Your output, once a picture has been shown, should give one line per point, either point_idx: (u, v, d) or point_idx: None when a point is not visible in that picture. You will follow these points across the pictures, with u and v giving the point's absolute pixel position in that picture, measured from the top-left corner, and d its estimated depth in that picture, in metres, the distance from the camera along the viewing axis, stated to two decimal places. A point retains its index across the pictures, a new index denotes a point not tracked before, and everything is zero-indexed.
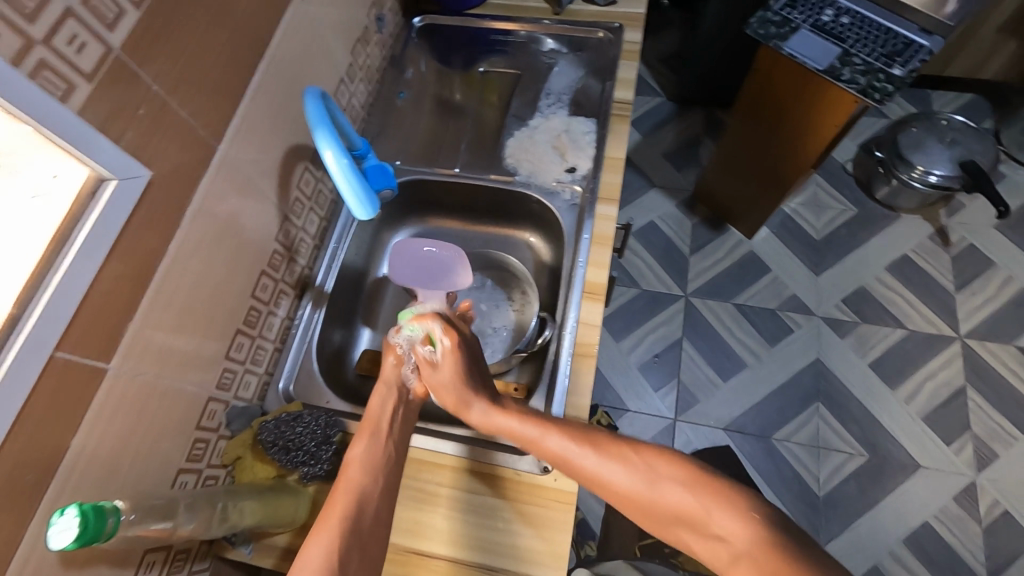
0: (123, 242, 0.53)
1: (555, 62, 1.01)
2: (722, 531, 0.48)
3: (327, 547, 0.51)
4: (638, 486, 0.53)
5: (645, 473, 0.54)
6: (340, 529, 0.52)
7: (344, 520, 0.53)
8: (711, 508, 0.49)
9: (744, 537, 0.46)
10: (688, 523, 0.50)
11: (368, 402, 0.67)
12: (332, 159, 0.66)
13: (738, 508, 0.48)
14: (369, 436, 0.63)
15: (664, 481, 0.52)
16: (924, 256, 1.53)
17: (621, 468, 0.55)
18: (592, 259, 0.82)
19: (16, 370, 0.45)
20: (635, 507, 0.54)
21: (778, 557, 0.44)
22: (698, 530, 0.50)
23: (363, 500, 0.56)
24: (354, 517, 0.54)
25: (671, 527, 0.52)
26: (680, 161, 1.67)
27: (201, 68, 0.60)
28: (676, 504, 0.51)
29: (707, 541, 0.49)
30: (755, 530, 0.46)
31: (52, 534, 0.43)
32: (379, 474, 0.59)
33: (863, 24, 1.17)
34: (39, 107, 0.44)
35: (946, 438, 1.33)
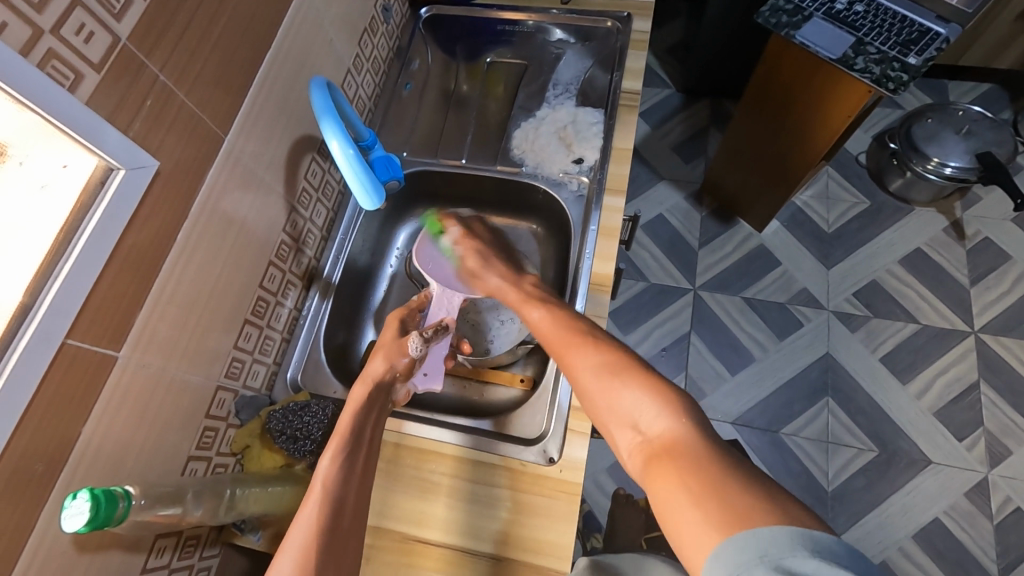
0: (132, 232, 0.54)
1: (562, 52, 1.01)
2: (646, 428, 0.51)
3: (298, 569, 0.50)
4: (593, 372, 0.58)
5: (603, 367, 0.58)
6: (320, 527, 0.54)
7: (326, 517, 0.54)
8: (643, 404, 0.52)
9: (667, 438, 0.49)
10: (623, 418, 0.53)
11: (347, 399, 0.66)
12: (338, 149, 0.66)
13: (670, 411, 0.50)
14: (342, 447, 0.61)
15: (613, 378, 0.56)
16: (937, 250, 1.50)
17: (585, 358, 0.59)
18: (598, 251, 0.82)
19: (26, 359, 0.46)
20: (584, 395, 0.58)
21: (702, 464, 0.44)
22: (625, 422, 0.53)
23: (342, 495, 0.57)
24: (336, 516, 0.55)
25: (605, 416, 0.56)
26: (689, 153, 1.66)
27: (207, 58, 0.60)
28: (616, 396, 0.55)
29: (630, 435, 0.52)
30: (679, 433, 0.48)
31: (64, 518, 0.45)
32: (354, 487, 0.58)
33: (878, 11, 1.14)
34: (48, 96, 0.45)
35: (958, 433, 1.32)
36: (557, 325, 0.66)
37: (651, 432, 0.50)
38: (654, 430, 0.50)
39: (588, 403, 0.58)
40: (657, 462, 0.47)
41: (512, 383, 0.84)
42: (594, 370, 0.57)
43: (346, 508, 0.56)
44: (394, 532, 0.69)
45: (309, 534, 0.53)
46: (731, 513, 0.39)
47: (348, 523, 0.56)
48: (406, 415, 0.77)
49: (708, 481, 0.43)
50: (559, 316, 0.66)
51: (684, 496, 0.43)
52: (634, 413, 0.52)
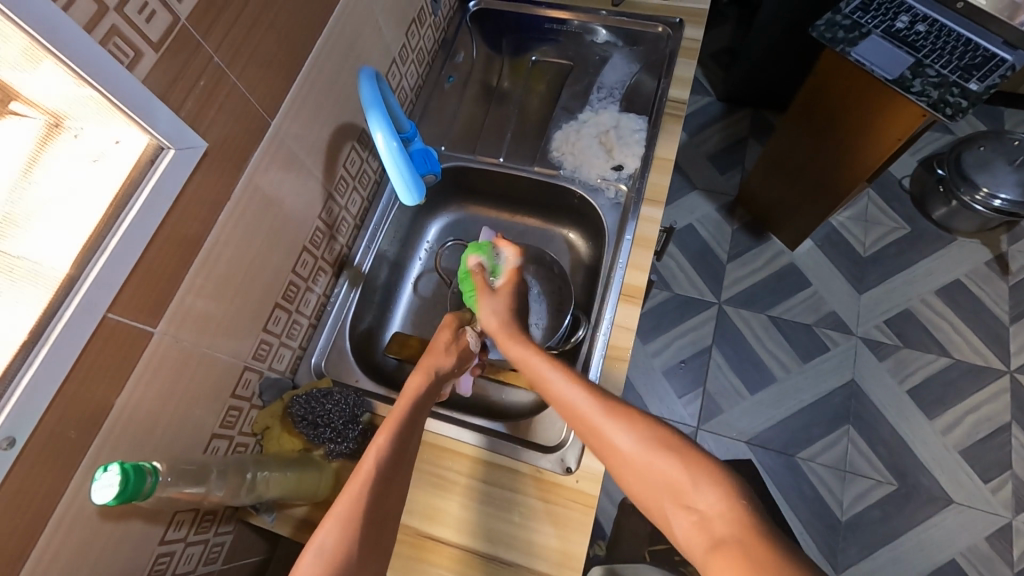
0: (177, 210, 0.55)
1: (609, 55, 0.99)
2: (704, 508, 0.47)
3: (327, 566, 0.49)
4: (636, 445, 0.53)
5: (648, 439, 0.53)
6: (350, 537, 0.51)
7: (361, 514, 0.53)
8: (698, 482, 0.48)
9: (726, 519, 0.45)
10: (672, 493, 0.49)
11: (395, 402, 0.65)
12: (382, 141, 0.65)
13: (728, 490, 0.47)
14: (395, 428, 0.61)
15: (660, 450, 0.52)
16: (978, 283, 1.45)
17: (628, 428, 0.55)
18: (632, 261, 0.81)
19: (70, 329, 0.47)
20: (623, 464, 0.54)
21: (767, 549, 0.42)
22: (678, 501, 0.49)
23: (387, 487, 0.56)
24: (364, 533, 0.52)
25: (655, 493, 0.51)
26: (725, 164, 1.62)
27: (258, 41, 0.60)
28: (666, 472, 0.50)
29: (685, 516, 0.48)
30: (738, 514, 0.45)
31: (95, 488, 0.45)
32: (400, 471, 0.58)
33: (940, 33, 1.10)
34: (107, 73, 0.45)
35: (983, 475, 1.27)
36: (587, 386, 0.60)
37: (709, 512, 0.46)
38: (712, 510, 0.46)
39: (632, 477, 0.53)
40: (718, 545, 0.44)
41: (532, 388, 0.82)
42: (638, 442, 0.53)
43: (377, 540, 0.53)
44: (406, 525, 0.69)
45: (342, 520, 0.52)
46: None
47: (389, 517, 0.56)
48: None
49: (768, 567, 0.40)
50: (587, 379, 0.60)
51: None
52: (688, 492, 0.48)
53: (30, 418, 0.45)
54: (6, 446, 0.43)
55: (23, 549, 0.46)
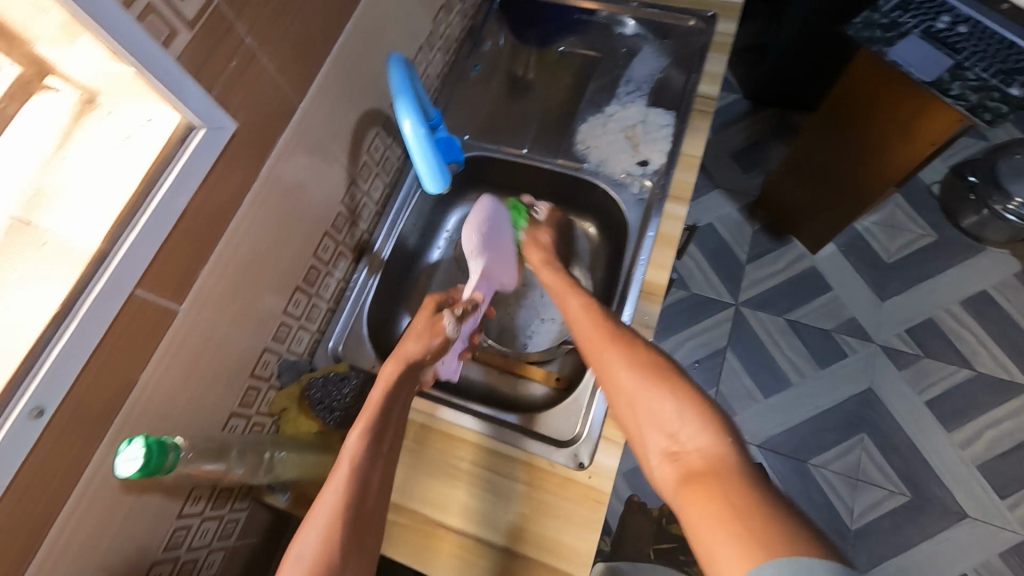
0: (205, 189, 0.55)
1: (638, 48, 0.97)
2: (684, 440, 0.51)
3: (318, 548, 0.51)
4: (633, 374, 0.57)
5: (645, 371, 0.57)
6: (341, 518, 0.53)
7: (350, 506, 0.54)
8: (684, 415, 0.52)
9: (704, 451, 0.49)
10: (659, 422, 0.53)
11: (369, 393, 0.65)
12: (409, 128, 0.66)
13: (712, 425, 0.51)
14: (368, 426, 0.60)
15: (654, 384, 0.55)
16: (1005, 295, 1.41)
17: (628, 361, 0.58)
18: (654, 258, 0.80)
19: (99, 303, 0.47)
20: (618, 392, 0.58)
21: (742, 483, 0.45)
22: (662, 431, 0.53)
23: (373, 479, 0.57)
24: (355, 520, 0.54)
25: (641, 422, 0.55)
26: (749, 163, 1.59)
27: (289, 23, 0.60)
28: (656, 404, 0.54)
29: (664, 444, 0.52)
30: (718, 449, 0.49)
31: (119, 461, 0.46)
32: (379, 462, 0.59)
33: (982, 34, 1.06)
34: (143, 50, 0.45)
35: (1001, 490, 1.25)
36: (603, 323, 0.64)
37: (688, 445, 0.50)
38: (693, 443, 0.50)
39: (625, 404, 0.57)
40: (691, 473, 0.48)
41: (546, 381, 0.83)
42: (635, 371, 0.57)
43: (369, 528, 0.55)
44: (416, 512, 0.69)
45: (326, 528, 0.52)
46: (757, 531, 0.40)
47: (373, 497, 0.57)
48: (438, 398, 0.78)
49: (738, 495, 0.44)
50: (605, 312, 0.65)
51: (712, 507, 0.44)
52: (673, 424, 0.52)
53: (59, 390, 0.46)
54: (35, 416, 0.45)
55: (48, 517, 0.47)
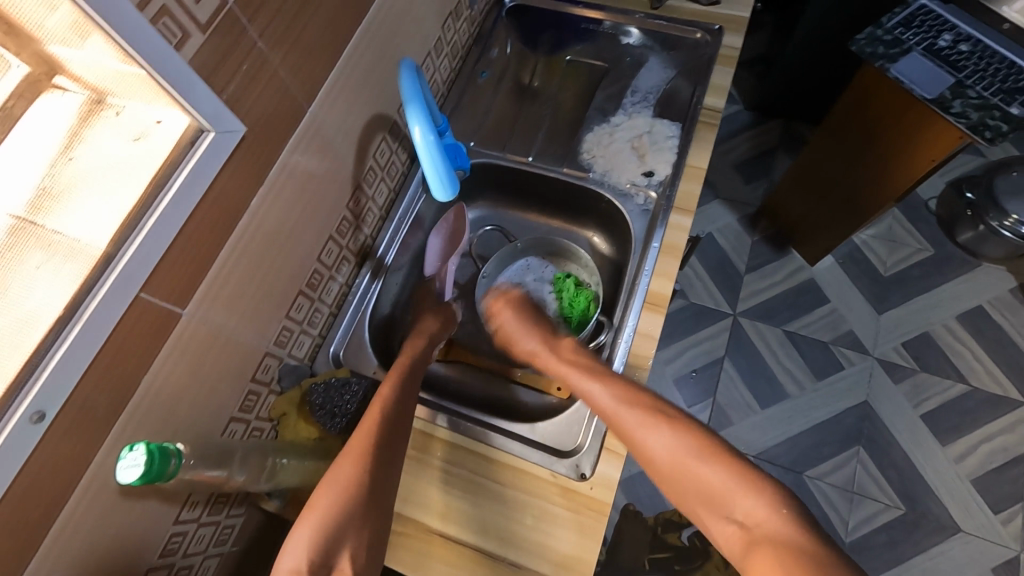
0: (214, 192, 0.55)
1: (645, 58, 0.97)
2: (744, 517, 0.54)
3: (355, 471, 0.60)
4: (677, 456, 0.60)
5: (689, 448, 0.60)
6: (362, 477, 0.60)
7: (370, 450, 0.61)
8: (738, 490, 0.55)
9: (767, 526, 0.52)
10: (712, 501, 0.56)
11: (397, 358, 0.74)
12: (418, 135, 0.65)
13: (768, 497, 0.54)
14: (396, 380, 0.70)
15: (697, 458, 0.59)
16: (1001, 311, 1.42)
17: (663, 434, 0.61)
18: (658, 269, 0.80)
19: (103, 307, 0.47)
20: (660, 471, 0.61)
21: (813, 561, 0.47)
22: (718, 512, 0.56)
23: (387, 435, 0.64)
24: (373, 479, 0.60)
25: (697, 504, 0.58)
26: (749, 174, 1.60)
27: (301, 28, 0.59)
28: (709, 479, 0.57)
29: (725, 524, 0.55)
30: (779, 522, 0.52)
31: (120, 468, 0.46)
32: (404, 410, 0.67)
33: (984, 53, 1.07)
34: (155, 53, 0.45)
35: (995, 506, 1.25)
36: (634, 400, 0.65)
37: (748, 521, 0.53)
38: (754, 518, 0.53)
39: (675, 486, 0.59)
40: (757, 550, 0.51)
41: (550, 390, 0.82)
42: (676, 445, 0.60)
43: (386, 480, 0.61)
44: (417, 521, 0.69)
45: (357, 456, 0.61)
46: None
47: (399, 452, 0.64)
48: (439, 405, 0.77)
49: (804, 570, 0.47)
50: (615, 377, 0.68)
51: None
52: (729, 500, 0.55)
53: (62, 392, 0.45)
54: (36, 420, 0.44)
55: (45, 523, 0.47)
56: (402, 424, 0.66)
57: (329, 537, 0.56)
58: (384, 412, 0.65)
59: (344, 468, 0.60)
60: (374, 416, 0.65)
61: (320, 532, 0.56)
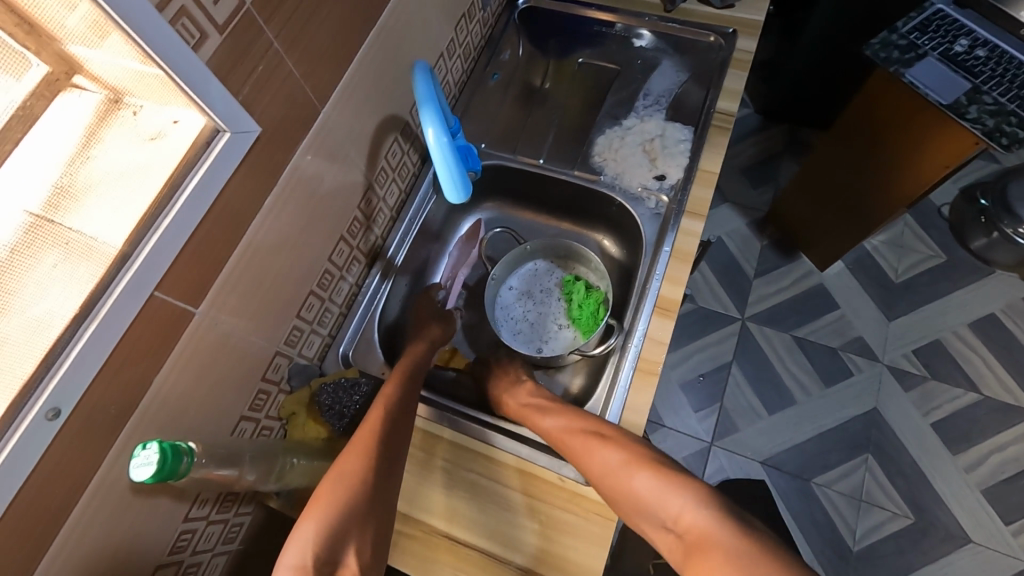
0: (228, 193, 0.55)
1: (657, 61, 0.97)
2: (677, 523, 0.57)
3: (363, 464, 0.60)
4: (618, 470, 0.62)
5: (627, 464, 0.62)
6: (368, 470, 0.60)
7: (375, 445, 0.62)
8: (673, 497, 0.58)
9: (695, 530, 0.54)
10: (651, 509, 0.59)
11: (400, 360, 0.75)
12: (432, 136, 0.65)
13: (695, 501, 0.56)
14: (401, 379, 0.70)
15: (637, 470, 0.61)
16: (1013, 319, 1.40)
17: (608, 452, 0.64)
18: (669, 274, 0.79)
19: (119, 305, 0.47)
20: (609, 488, 0.63)
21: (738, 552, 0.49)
22: (656, 522, 0.59)
23: (391, 432, 0.64)
24: (377, 471, 0.60)
25: (638, 516, 0.60)
26: (759, 178, 1.59)
27: (316, 29, 0.59)
28: (643, 491, 0.60)
29: (665, 533, 0.58)
30: (705, 520, 0.54)
31: (133, 466, 0.46)
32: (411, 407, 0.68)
33: (1001, 59, 1.06)
34: (174, 55, 0.45)
35: (1005, 516, 1.24)
36: (578, 428, 0.68)
37: (681, 527, 0.56)
38: (685, 523, 0.56)
39: (620, 502, 0.61)
40: (687, 555, 0.53)
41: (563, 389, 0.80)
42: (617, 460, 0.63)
43: (387, 476, 0.61)
44: (424, 523, 0.69)
45: (361, 450, 0.61)
46: None
47: (404, 447, 0.64)
48: (447, 407, 0.77)
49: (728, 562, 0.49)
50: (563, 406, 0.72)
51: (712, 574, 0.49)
52: (664, 509, 0.58)
53: (76, 389, 0.46)
54: (52, 417, 0.44)
55: (58, 519, 0.47)
56: (403, 422, 0.65)
57: (332, 536, 0.55)
58: (387, 409, 0.65)
59: (350, 462, 0.60)
60: (376, 416, 0.64)
61: (324, 528, 0.55)
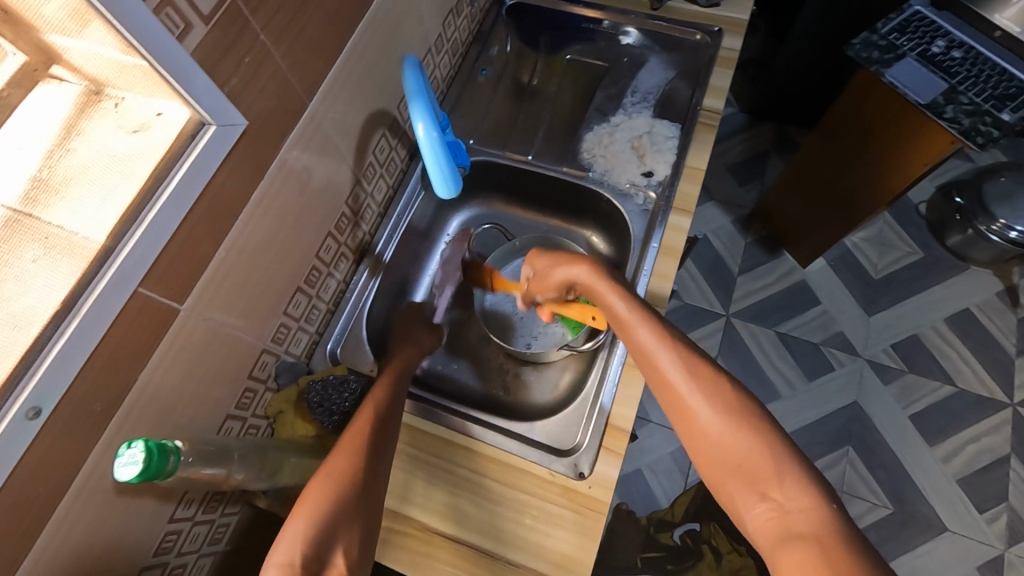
0: (214, 187, 0.54)
1: (644, 59, 0.98)
2: (784, 499, 0.47)
3: (348, 464, 0.58)
4: (719, 419, 0.52)
5: (733, 417, 0.52)
6: (356, 468, 0.58)
7: (365, 443, 0.60)
8: (781, 477, 0.48)
9: (811, 517, 0.46)
10: (750, 480, 0.49)
11: (391, 357, 0.75)
12: (421, 131, 0.65)
13: (813, 486, 0.47)
14: (392, 380, 0.70)
15: (741, 429, 0.51)
16: (987, 314, 1.44)
17: (711, 402, 0.53)
18: (657, 269, 0.80)
19: (102, 302, 0.46)
20: (698, 434, 0.53)
21: (846, 551, 0.42)
22: (754, 488, 0.49)
23: (382, 432, 0.63)
24: (367, 471, 0.59)
25: (728, 477, 0.50)
26: (744, 176, 1.61)
27: (304, 22, 0.59)
28: (746, 453, 0.50)
29: (760, 505, 0.48)
30: (816, 514, 0.46)
31: (117, 466, 0.45)
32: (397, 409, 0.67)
33: (976, 60, 1.09)
34: (159, 45, 0.44)
35: (980, 505, 1.27)
36: (679, 357, 0.57)
37: (788, 506, 0.47)
38: (794, 504, 0.47)
39: (709, 454, 0.52)
40: (792, 540, 0.45)
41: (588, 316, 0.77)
42: (718, 406, 0.53)
43: (377, 475, 0.59)
44: (414, 519, 0.69)
45: (350, 449, 0.60)
46: None
47: (392, 449, 0.63)
48: (436, 403, 0.77)
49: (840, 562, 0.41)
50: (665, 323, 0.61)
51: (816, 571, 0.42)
52: (769, 480, 0.48)
53: (57, 387, 0.44)
54: (32, 416, 0.43)
55: (40, 521, 0.46)
56: (392, 424, 0.65)
57: (321, 532, 0.52)
58: (376, 410, 0.64)
59: (338, 461, 0.59)
60: (366, 415, 0.64)
61: (313, 525, 0.53)
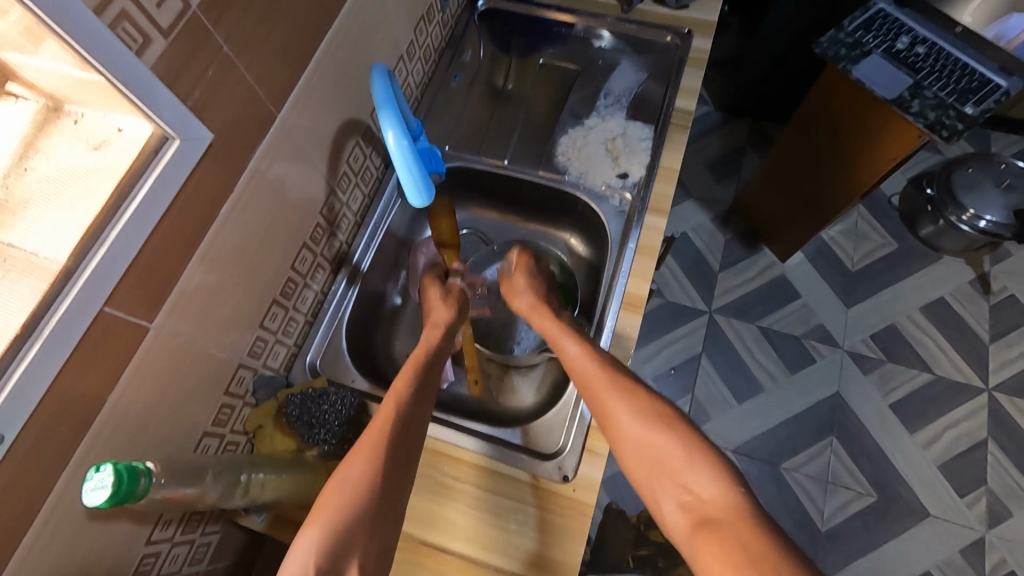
0: (180, 201, 0.53)
1: (616, 61, 0.98)
2: (697, 490, 0.53)
3: (365, 468, 0.54)
4: (642, 425, 0.58)
5: (654, 422, 0.58)
6: (376, 474, 0.53)
7: (385, 446, 0.55)
8: (694, 468, 0.54)
9: (720, 503, 0.51)
10: (668, 476, 0.55)
11: (414, 350, 0.69)
12: (392, 140, 0.64)
13: (720, 475, 0.53)
14: (412, 372, 0.64)
15: (662, 431, 0.57)
16: (961, 301, 1.48)
17: (635, 413, 0.59)
18: (634, 270, 0.81)
19: (65, 323, 0.45)
20: (625, 442, 0.59)
21: (753, 532, 0.48)
22: (674, 483, 0.54)
23: (401, 438, 0.57)
24: (388, 480, 0.54)
25: (651, 473, 0.56)
26: (722, 174, 1.63)
27: (269, 33, 0.58)
28: (666, 453, 0.56)
29: (676, 497, 0.54)
30: (725, 499, 0.51)
31: (86, 491, 0.44)
32: (422, 407, 0.61)
33: (939, 55, 1.11)
34: (115, 59, 0.43)
35: (960, 489, 1.30)
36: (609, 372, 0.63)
37: (703, 496, 0.52)
38: (703, 494, 0.52)
39: (633, 456, 0.58)
40: (704, 525, 0.50)
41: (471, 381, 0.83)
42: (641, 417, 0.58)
43: (400, 483, 0.55)
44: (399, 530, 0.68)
45: (368, 452, 0.55)
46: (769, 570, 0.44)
47: (415, 453, 0.58)
48: None
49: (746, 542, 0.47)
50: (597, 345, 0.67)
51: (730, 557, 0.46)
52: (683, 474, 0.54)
53: (19, 412, 0.43)
54: None
55: (8, 549, 0.45)
56: (415, 423, 0.59)
57: (338, 543, 0.48)
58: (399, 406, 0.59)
59: (355, 466, 0.54)
60: (388, 411, 0.59)
61: (328, 538, 0.49)
